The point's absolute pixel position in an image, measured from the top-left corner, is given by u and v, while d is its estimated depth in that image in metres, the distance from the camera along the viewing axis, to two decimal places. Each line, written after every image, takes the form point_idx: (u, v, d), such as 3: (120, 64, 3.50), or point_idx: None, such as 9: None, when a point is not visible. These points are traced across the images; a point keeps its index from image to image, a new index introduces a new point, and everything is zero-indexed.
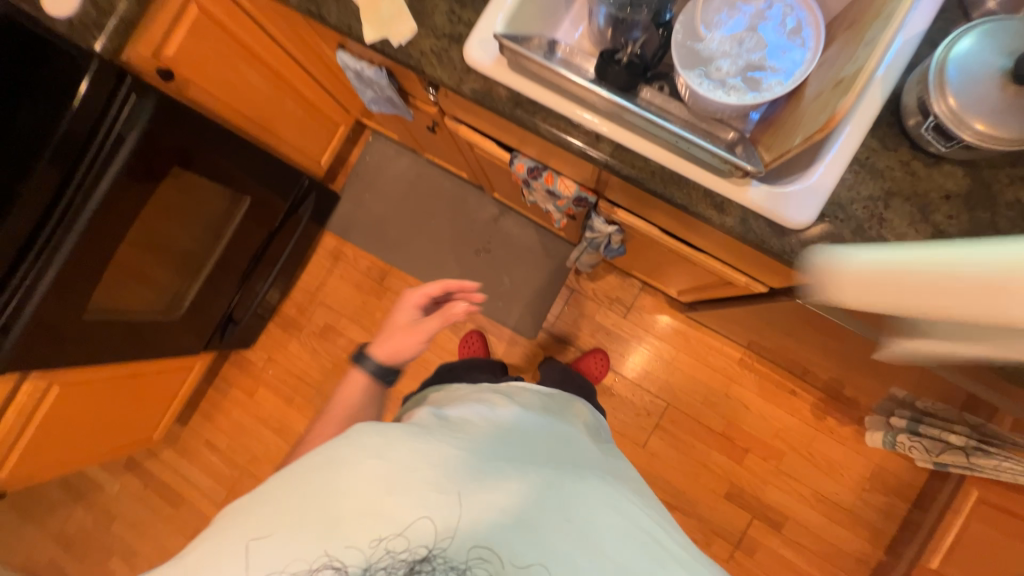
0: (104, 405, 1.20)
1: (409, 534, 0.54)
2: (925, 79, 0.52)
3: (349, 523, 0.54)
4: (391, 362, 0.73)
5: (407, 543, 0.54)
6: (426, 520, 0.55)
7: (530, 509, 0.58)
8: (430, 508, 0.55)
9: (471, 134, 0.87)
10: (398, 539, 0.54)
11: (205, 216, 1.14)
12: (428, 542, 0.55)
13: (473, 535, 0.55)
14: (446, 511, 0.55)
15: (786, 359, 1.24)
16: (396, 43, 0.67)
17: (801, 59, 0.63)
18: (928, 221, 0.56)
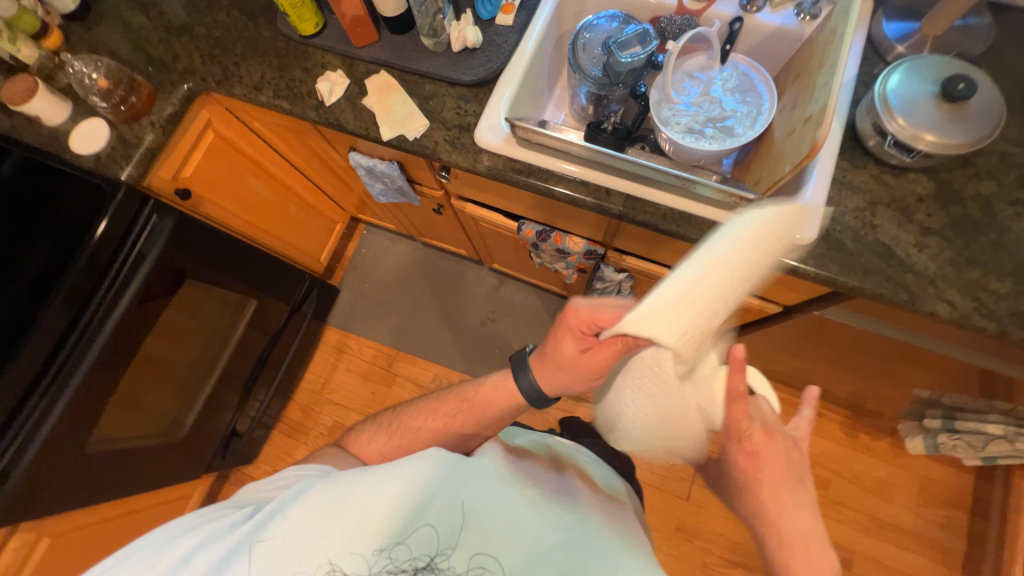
0: (95, 552, 1.07)
1: (411, 542, 0.54)
2: (873, 108, 0.63)
3: (364, 515, 0.55)
4: (549, 389, 0.69)
5: (409, 552, 0.54)
6: (427, 527, 0.55)
7: (535, 538, 0.55)
8: (437, 518, 0.55)
9: (478, 209, 0.94)
10: (399, 548, 0.54)
11: (211, 324, 1.13)
12: (429, 551, 0.54)
13: (476, 545, 0.54)
14: (452, 523, 0.55)
15: (807, 381, 1.25)
16: (412, 136, 0.75)
17: (762, 108, 0.73)
18: (912, 221, 0.63)
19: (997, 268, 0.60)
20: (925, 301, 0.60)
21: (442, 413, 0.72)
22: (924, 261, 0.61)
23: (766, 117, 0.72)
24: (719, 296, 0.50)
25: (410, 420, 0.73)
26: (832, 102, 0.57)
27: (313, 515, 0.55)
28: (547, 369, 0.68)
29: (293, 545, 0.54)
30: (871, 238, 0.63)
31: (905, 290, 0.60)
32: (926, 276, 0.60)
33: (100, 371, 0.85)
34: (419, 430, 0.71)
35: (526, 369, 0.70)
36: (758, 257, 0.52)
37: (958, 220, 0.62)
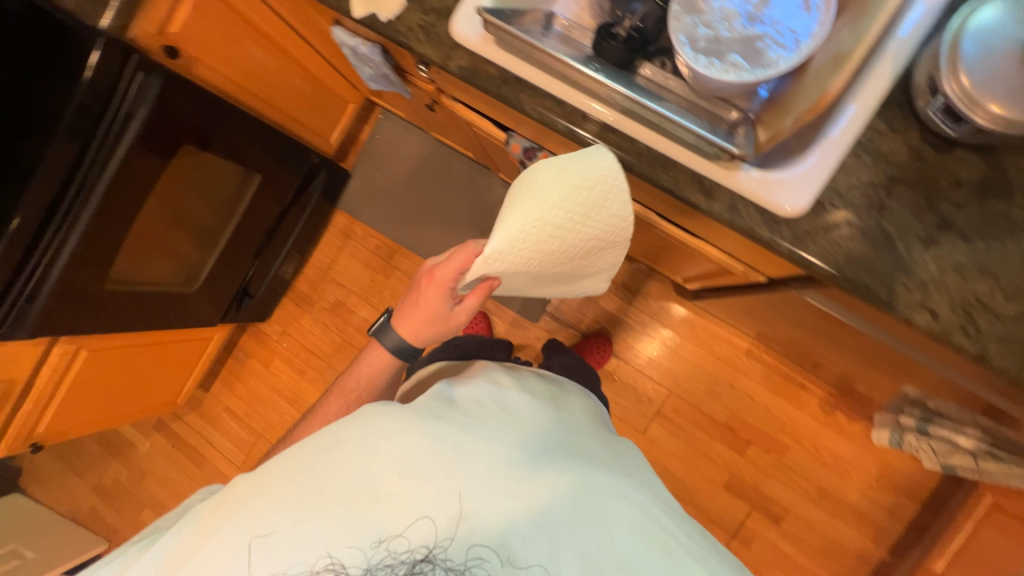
0: (128, 369, 1.29)
1: (409, 535, 0.55)
2: (937, 56, 0.51)
3: (342, 511, 0.55)
4: (416, 343, 0.72)
5: (408, 544, 0.55)
6: (427, 518, 0.55)
7: (537, 517, 0.57)
8: (433, 510, 0.55)
9: (467, 112, 0.86)
10: (399, 540, 0.55)
11: (217, 192, 1.17)
12: (428, 543, 0.55)
13: (473, 538, 0.55)
14: (449, 511, 0.55)
15: (799, 352, 1.19)
16: (384, 18, 0.66)
17: (810, 31, 0.57)
18: (933, 210, 0.54)
19: (1010, 284, 0.53)
20: (905, 306, 0.53)
21: (327, 415, 0.71)
22: (925, 261, 0.53)
23: (811, 42, 0.56)
24: (517, 246, 0.58)
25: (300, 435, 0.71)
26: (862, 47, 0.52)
27: (246, 520, 0.55)
28: (410, 322, 0.71)
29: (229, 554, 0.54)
30: (874, 222, 0.54)
31: (885, 290, 0.54)
32: (920, 276, 0.53)
33: (106, 220, 0.91)
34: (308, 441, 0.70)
35: (391, 329, 0.72)
36: (561, 200, 0.56)
37: (993, 218, 0.53)
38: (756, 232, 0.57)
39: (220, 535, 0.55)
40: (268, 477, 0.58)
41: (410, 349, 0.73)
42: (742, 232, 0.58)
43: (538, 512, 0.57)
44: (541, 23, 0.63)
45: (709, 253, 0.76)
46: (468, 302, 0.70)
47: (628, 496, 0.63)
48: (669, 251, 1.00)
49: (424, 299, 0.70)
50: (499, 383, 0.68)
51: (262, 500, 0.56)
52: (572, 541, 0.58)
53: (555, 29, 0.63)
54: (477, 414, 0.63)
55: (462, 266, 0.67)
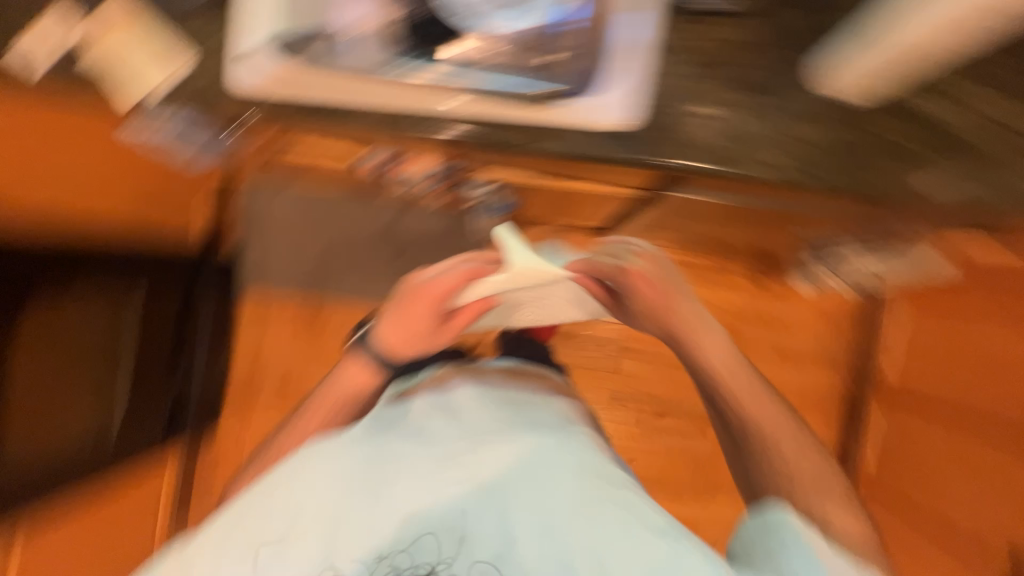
0: (74, 544, 1.14)
1: (412, 548, 0.66)
2: None
3: (340, 527, 0.67)
4: (401, 351, 0.85)
5: (413, 559, 0.66)
6: (430, 535, 0.67)
7: (504, 496, 0.70)
8: (435, 527, 0.67)
9: (314, 147, 0.84)
10: (404, 555, 0.66)
11: (89, 329, 1.05)
12: (432, 559, 0.66)
13: (476, 549, 0.67)
14: (439, 517, 0.68)
15: (715, 243, 1.27)
16: (174, 91, 0.64)
17: None
18: (733, 77, 0.59)
19: (815, 116, 0.59)
20: (742, 163, 0.59)
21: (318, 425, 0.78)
22: (742, 122, 0.59)
23: None
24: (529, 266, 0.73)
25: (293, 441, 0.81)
26: None
27: (245, 551, 0.63)
28: (400, 333, 0.84)
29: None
30: (691, 103, 0.60)
31: (717, 157, 0.59)
32: (745, 141, 0.59)
33: None
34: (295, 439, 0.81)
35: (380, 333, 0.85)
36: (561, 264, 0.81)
37: (783, 64, 0.59)
38: (596, 149, 0.61)
39: (223, 549, 0.63)
40: (258, 495, 0.67)
41: (394, 350, 0.85)
42: (591, 156, 0.61)
43: (506, 493, 0.71)
44: None
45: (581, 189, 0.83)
46: (460, 320, 0.82)
47: (580, 467, 0.74)
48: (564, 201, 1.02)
49: (416, 314, 0.82)
50: (450, 398, 0.86)
51: (256, 511, 0.66)
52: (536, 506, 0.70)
53: None
54: (438, 436, 0.78)
55: (449, 286, 0.79)
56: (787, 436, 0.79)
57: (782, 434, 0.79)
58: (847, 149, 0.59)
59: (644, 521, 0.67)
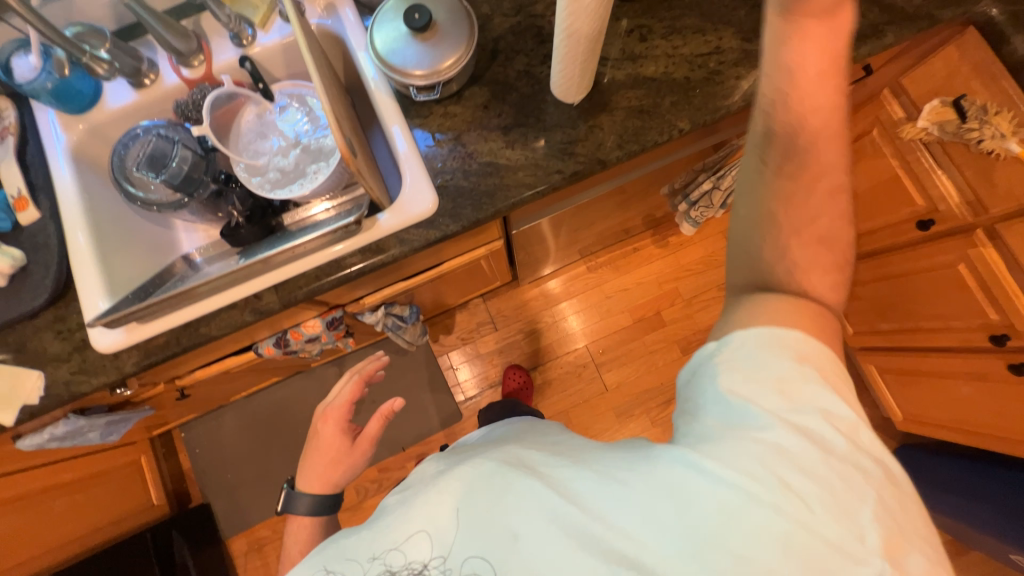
0: None
1: (405, 549, 0.43)
2: (388, 72, 0.66)
3: (350, 536, 0.46)
4: (326, 491, 0.65)
5: (406, 559, 0.43)
6: (423, 531, 0.43)
7: (556, 510, 0.40)
8: (434, 523, 0.43)
9: (208, 368, 0.84)
10: (395, 554, 0.43)
11: None
12: (426, 564, 0.42)
13: (468, 544, 0.41)
14: (444, 516, 0.43)
15: (615, 234, 1.35)
16: (37, 398, 0.63)
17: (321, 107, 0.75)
18: (492, 128, 0.68)
19: (571, 119, 0.68)
20: (545, 181, 0.66)
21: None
22: (524, 153, 0.67)
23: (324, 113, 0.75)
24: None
25: None
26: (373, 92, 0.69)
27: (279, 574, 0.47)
28: (321, 469, 0.66)
29: None
30: (475, 164, 0.67)
31: (526, 186, 0.66)
32: (529, 164, 0.67)
33: None
34: None
35: (297, 492, 0.65)
36: None
37: (522, 99, 0.68)
38: (428, 238, 0.65)
39: None
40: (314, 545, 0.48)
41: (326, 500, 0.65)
42: (426, 246, 0.66)
43: (514, 496, 0.42)
44: (184, 269, 0.70)
45: (454, 265, 0.87)
46: (369, 428, 0.67)
47: (513, 452, 0.46)
48: (456, 282, 1.08)
49: (328, 443, 0.67)
50: (510, 431, 0.57)
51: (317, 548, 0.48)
52: (527, 507, 0.41)
53: (197, 263, 0.71)
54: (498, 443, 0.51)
55: (353, 398, 0.68)
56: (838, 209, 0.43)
57: (824, 200, 0.43)
58: (607, 127, 0.68)
59: (563, 478, 0.42)
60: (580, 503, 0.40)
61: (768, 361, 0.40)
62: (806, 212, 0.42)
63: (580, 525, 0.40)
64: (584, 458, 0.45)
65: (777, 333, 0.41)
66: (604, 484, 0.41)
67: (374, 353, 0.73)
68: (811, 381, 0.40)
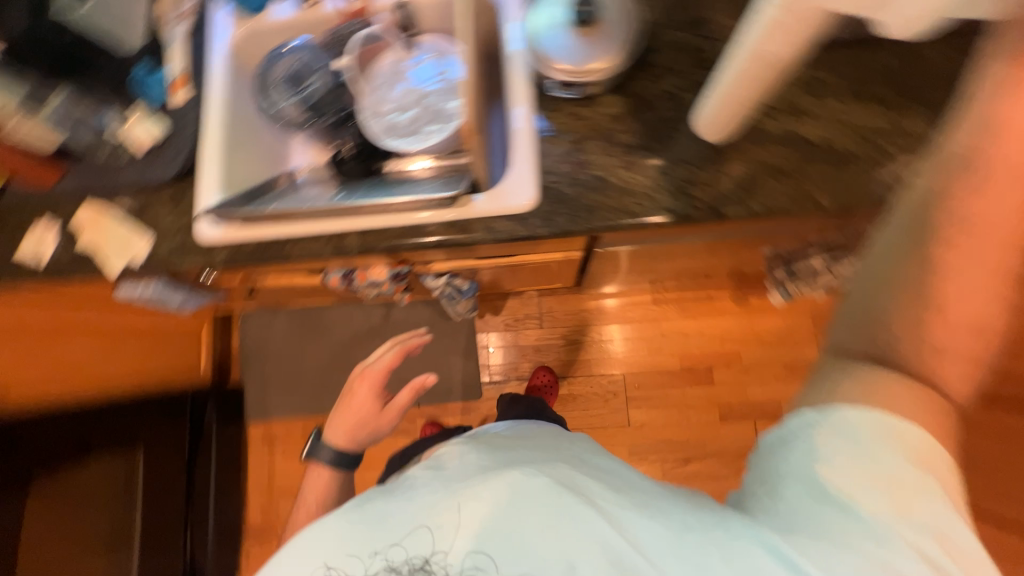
0: None
1: (407, 540, 0.50)
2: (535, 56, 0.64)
3: (360, 519, 0.53)
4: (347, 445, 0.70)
5: (405, 551, 0.50)
6: (426, 528, 0.50)
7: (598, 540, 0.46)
8: (433, 516, 0.51)
9: (279, 279, 0.91)
10: (396, 548, 0.50)
11: (104, 491, 1.09)
12: (426, 552, 0.49)
13: (476, 544, 0.48)
14: (450, 519, 0.50)
15: (694, 276, 1.27)
16: (140, 260, 0.70)
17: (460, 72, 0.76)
18: (616, 143, 0.64)
19: (702, 158, 0.62)
20: (648, 213, 0.62)
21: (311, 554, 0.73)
22: (639, 176, 0.63)
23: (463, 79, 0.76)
24: None
25: None
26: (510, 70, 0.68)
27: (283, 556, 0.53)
28: (349, 424, 0.71)
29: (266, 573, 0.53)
30: (585, 174, 0.64)
31: (627, 212, 0.62)
32: (642, 192, 0.63)
33: None
34: None
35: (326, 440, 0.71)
36: None
37: (656, 123, 0.64)
38: (513, 233, 0.64)
39: None
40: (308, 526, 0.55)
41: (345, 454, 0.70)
42: (507, 240, 0.65)
43: (548, 517, 0.48)
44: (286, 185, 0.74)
45: (526, 261, 0.86)
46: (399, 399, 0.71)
47: (563, 476, 0.52)
48: (520, 273, 1.08)
49: (360, 401, 0.73)
50: (526, 444, 0.64)
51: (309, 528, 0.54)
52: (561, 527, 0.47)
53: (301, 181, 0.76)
54: (522, 455, 0.59)
55: (391, 365, 0.71)
56: (982, 317, 0.37)
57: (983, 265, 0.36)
58: (734, 177, 0.62)
59: (619, 517, 0.48)
60: (637, 546, 0.46)
61: (879, 454, 0.40)
62: (947, 294, 0.37)
63: (635, 566, 0.45)
64: (639, 506, 0.50)
65: (898, 422, 0.40)
66: (660, 536, 0.46)
67: (419, 332, 0.75)
68: (926, 493, 0.39)
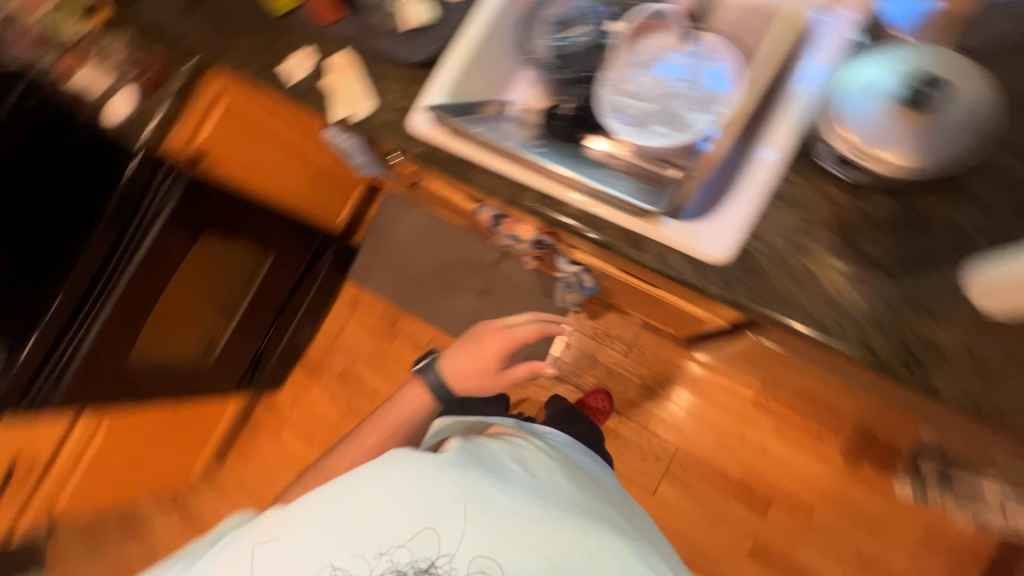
0: (144, 445, 1.28)
1: (411, 545, 0.60)
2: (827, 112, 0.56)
3: (368, 517, 0.60)
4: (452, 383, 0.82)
5: (411, 554, 0.59)
6: (433, 531, 0.60)
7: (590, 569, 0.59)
8: (438, 523, 0.60)
9: (443, 188, 0.95)
10: (401, 550, 0.59)
11: (233, 271, 1.25)
12: (430, 555, 0.59)
13: (478, 552, 0.59)
14: (452, 531, 0.60)
15: (808, 399, 1.16)
16: (360, 118, 0.76)
17: (727, 76, 0.63)
18: (855, 249, 0.56)
19: (946, 316, 0.53)
20: (840, 340, 0.54)
21: (365, 446, 0.76)
22: (855, 297, 0.55)
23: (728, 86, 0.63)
24: None
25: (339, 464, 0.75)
26: (784, 110, 0.60)
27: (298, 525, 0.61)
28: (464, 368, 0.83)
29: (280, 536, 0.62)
30: (798, 263, 0.56)
31: (819, 324, 0.54)
32: (848, 313, 0.54)
33: (139, 295, 1.01)
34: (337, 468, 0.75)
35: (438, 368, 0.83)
36: None
37: (913, 249, 0.55)
38: (688, 279, 0.58)
39: (247, 528, 0.64)
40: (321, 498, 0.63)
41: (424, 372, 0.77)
42: (674, 280, 0.59)
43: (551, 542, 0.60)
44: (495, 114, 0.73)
45: (668, 299, 0.82)
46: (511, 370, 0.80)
47: (562, 509, 0.62)
48: (645, 301, 1.02)
49: (484, 351, 0.85)
50: (534, 453, 0.70)
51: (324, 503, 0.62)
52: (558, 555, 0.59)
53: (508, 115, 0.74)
54: (529, 474, 0.66)
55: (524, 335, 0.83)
56: None
57: None
58: (972, 364, 0.52)
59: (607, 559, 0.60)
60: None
61: None
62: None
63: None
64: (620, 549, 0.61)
65: None
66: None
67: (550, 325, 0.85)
68: None
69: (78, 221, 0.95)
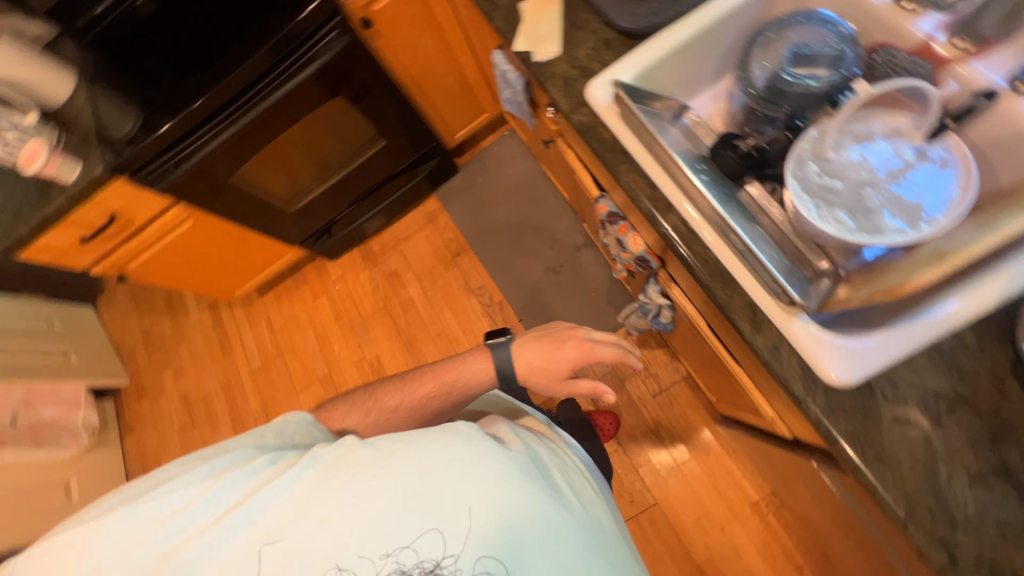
0: (212, 250, 1.40)
1: (418, 544, 0.52)
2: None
3: (382, 492, 0.54)
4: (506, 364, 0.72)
5: (417, 555, 0.52)
6: (438, 531, 0.52)
7: None
8: (448, 523, 0.53)
9: (576, 160, 0.91)
10: (407, 551, 0.52)
11: (348, 139, 1.30)
12: (436, 554, 0.52)
13: (484, 550, 0.52)
14: (464, 527, 0.53)
15: (812, 534, 1.10)
16: (539, 59, 0.72)
17: (947, 198, 0.55)
18: (995, 450, 0.49)
19: None
20: (921, 533, 0.48)
21: (416, 394, 0.72)
22: (963, 498, 0.48)
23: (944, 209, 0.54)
24: None
25: (385, 398, 0.72)
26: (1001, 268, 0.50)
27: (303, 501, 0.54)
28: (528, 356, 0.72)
29: (286, 512, 0.54)
30: (916, 434, 0.50)
31: (905, 505, 0.48)
32: (952, 510, 0.48)
33: (264, 122, 1.07)
34: (382, 399, 0.72)
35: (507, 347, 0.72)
36: None
37: None
38: (792, 385, 0.54)
39: (290, 477, 0.55)
40: (337, 466, 0.56)
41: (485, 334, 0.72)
42: (774, 378, 0.55)
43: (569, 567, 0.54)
44: (671, 112, 0.67)
45: (739, 377, 0.77)
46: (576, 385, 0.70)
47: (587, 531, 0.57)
48: (708, 362, 0.96)
49: (559, 355, 0.71)
50: (567, 469, 0.65)
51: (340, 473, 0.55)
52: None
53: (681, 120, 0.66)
54: (560, 491, 0.59)
55: (606, 359, 0.70)
56: None
57: None
58: None
59: None
60: None
61: None
62: None
63: None
64: None
65: None
66: None
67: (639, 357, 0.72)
68: None
69: (241, 32, 0.98)
